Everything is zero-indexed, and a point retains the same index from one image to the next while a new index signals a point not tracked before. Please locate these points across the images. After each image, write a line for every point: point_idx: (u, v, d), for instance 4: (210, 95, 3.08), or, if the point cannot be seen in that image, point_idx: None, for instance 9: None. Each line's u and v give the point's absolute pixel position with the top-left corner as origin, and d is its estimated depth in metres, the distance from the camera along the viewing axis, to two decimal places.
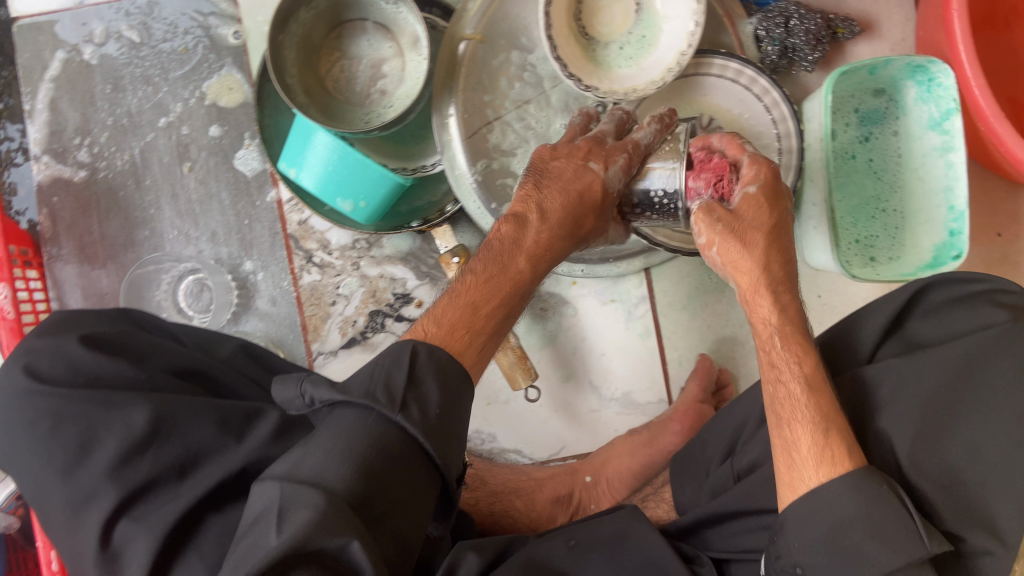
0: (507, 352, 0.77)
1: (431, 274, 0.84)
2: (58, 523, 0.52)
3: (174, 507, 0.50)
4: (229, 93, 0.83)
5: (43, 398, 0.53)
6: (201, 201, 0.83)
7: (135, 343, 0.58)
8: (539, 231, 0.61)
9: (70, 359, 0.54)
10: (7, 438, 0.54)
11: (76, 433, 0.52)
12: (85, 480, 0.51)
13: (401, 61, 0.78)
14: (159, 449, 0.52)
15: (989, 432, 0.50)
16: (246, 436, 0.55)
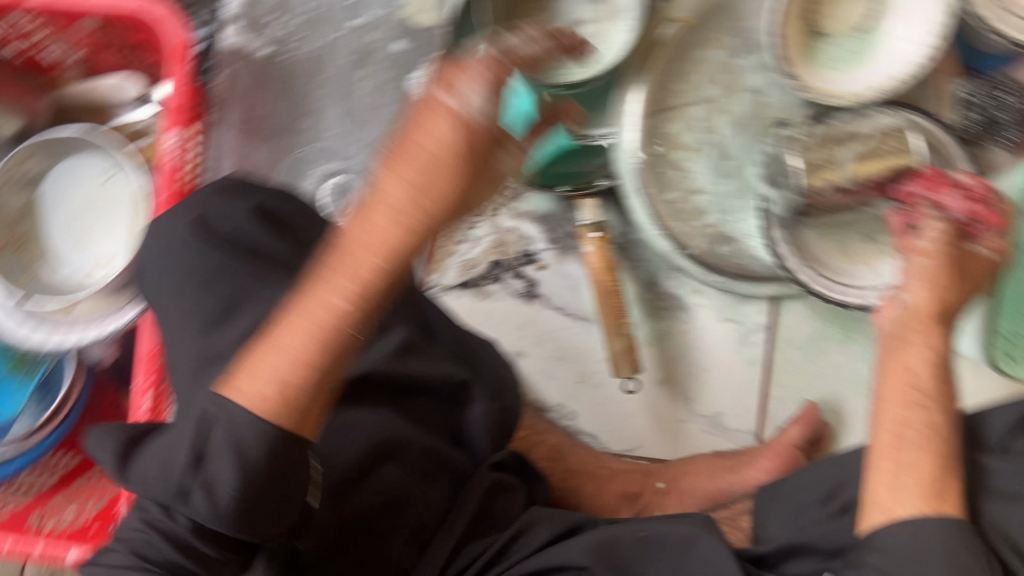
0: (620, 337, 0.76)
1: (561, 243, 0.84)
2: (181, 371, 0.53)
3: None
4: (424, 12, 0.83)
5: (207, 249, 0.55)
6: (367, 108, 0.84)
7: (299, 227, 0.60)
8: (380, 219, 0.48)
9: (240, 223, 0.56)
10: (161, 277, 0.56)
11: (224, 291, 0.53)
12: (218, 342, 0.52)
13: (602, 24, 0.76)
14: None
15: None
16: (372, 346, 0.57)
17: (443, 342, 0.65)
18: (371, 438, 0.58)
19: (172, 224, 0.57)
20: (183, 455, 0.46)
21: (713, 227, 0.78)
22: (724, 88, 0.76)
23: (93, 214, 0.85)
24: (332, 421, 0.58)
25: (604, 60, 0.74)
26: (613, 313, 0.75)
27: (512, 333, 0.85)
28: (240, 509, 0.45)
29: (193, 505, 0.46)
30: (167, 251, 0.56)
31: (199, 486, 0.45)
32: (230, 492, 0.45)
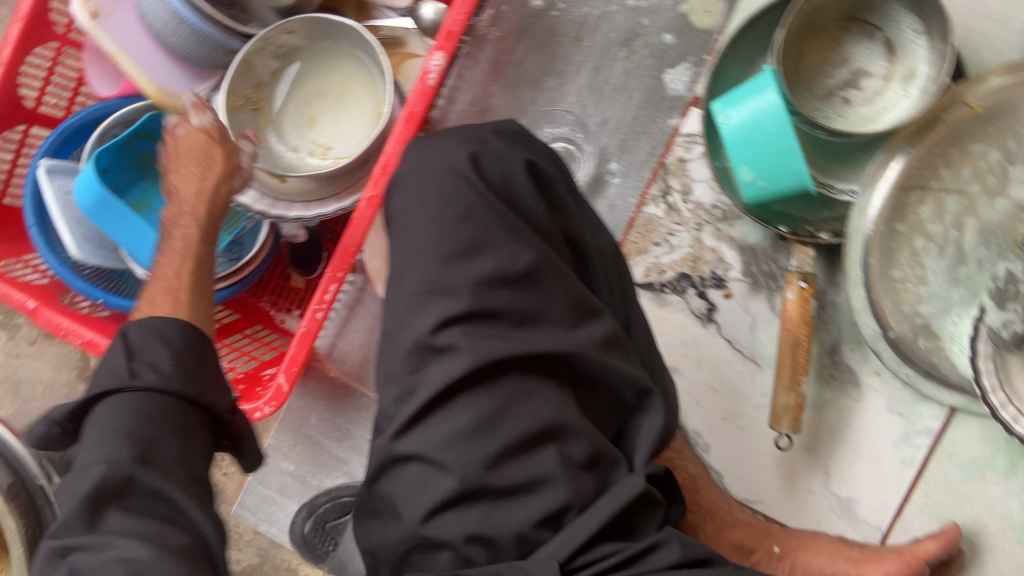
0: (791, 394, 0.74)
1: (755, 278, 0.82)
2: (406, 287, 0.56)
3: (507, 346, 0.53)
4: (703, 14, 0.83)
5: (468, 187, 0.55)
6: (614, 89, 0.85)
7: (559, 190, 0.59)
8: (187, 191, 0.69)
9: (510, 172, 0.57)
10: (418, 196, 0.57)
11: (471, 233, 0.54)
12: (454, 277, 0.54)
13: (884, 85, 0.75)
14: (519, 292, 0.55)
15: None
16: (585, 328, 0.56)
17: (645, 340, 0.63)
18: (545, 415, 0.54)
19: (445, 151, 0.57)
20: (123, 352, 0.57)
21: (920, 319, 0.75)
22: (989, 190, 0.70)
23: (326, 99, 0.91)
24: (513, 386, 0.55)
25: (875, 122, 0.74)
26: (792, 366, 0.74)
27: (674, 347, 0.84)
28: (186, 374, 0.57)
29: (140, 377, 0.55)
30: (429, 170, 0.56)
31: (140, 365, 0.56)
32: (171, 364, 0.57)
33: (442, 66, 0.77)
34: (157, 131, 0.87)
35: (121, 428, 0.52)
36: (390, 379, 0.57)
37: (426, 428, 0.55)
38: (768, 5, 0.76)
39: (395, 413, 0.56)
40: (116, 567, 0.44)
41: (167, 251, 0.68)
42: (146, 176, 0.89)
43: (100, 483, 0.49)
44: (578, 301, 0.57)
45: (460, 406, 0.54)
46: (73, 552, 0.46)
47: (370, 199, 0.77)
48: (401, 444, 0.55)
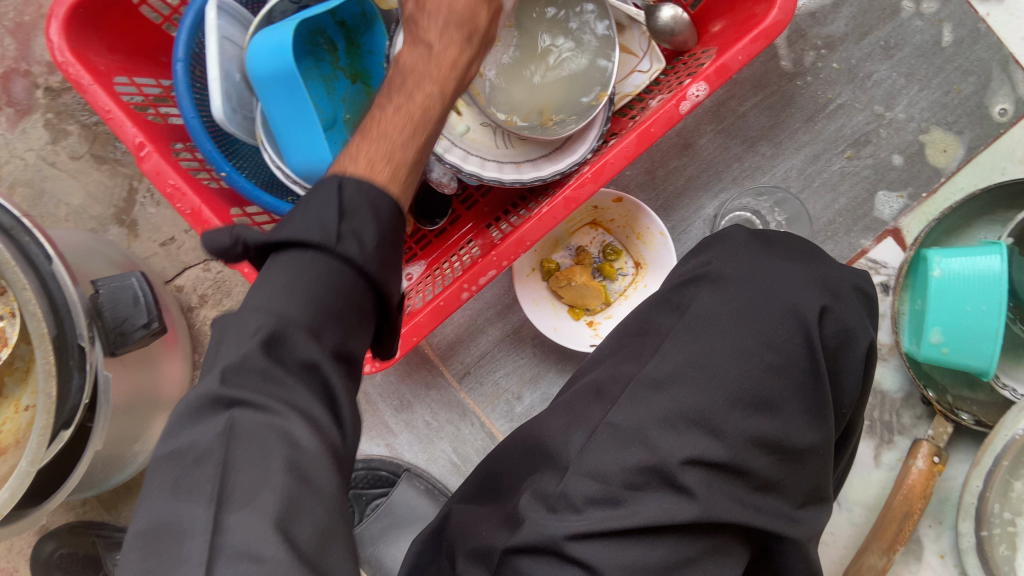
0: (882, 556, 0.74)
1: (874, 423, 0.81)
2: (673, 399, 0.52)
3: (740, 512, 0.49)
4: (938, 153, 0.80)
5: (801, 338, 0.53)
6: (824, 184, 0.80)
7: (865, 386, 0.57)
8: (438, 35, 0.48)
9: (846, 349, 0.54)
10: (743, 310, 0.54)
11: (774, 388, 0.52)
12: (731, 425, 0.51)
13: None
14: (776, 464, 0.52)
15: None
16: (803, 518, 0.53)
17: None
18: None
19: (798, 288, 0.55)
20: (333, 205, 0.42)
21: (1012, 527, 0.78)
22: None
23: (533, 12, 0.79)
24: (716, 547, 0.50)
25: None
26: (894, 533, 0.73)
27: None
28: (384, 262, 0.44)
29: (344, 248, 0.42)
30: (771, 301, 0.54)
31: (346, 234, 0.42)
32: (378, 245, 0.43)
33: (698, 98, 0.69)
34: (344, 10, 0.76)
35: (311, 295, 0.41)
36: (598, 475, 0.50)
37: (613, 547, 0.48)
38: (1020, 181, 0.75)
39: (582, 512, 0.49)
40: (278, 446, 0.36)
41: (388, 104, 0.48)
42: (311, 54, 0.75)
43: (275, 354, 0.39)
44: (814, 488, 0.54)
45: (660, 539, 0.48)
46: (237, 406, 0.37)
47: (567, 199, 0.69)
48: (575, 548, 0.48)
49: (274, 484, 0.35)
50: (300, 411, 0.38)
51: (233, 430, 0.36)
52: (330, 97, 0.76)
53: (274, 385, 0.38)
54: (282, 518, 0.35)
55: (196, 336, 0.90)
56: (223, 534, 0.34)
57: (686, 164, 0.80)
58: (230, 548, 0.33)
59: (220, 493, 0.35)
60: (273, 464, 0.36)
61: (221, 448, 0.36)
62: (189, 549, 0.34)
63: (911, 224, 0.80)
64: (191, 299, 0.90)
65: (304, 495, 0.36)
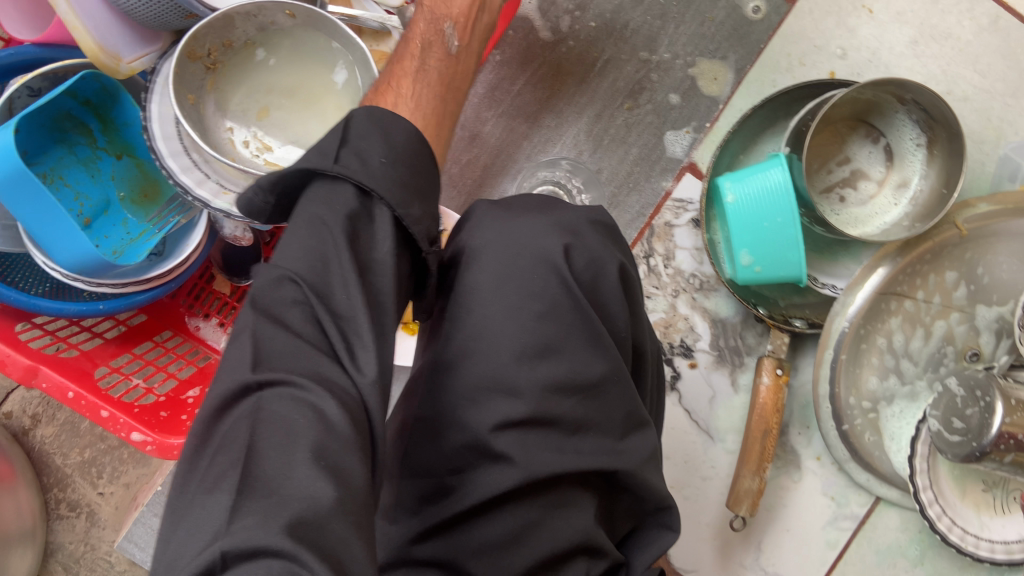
0: (754, 478, 0.75)
1: (721, 352, 0.83)
2: (462, 378, 0.50)
3: (562, 461, 0.49)
4: (710, 81, 0.82)
5: (558, 281, 0.51)
6: (613, 139, 0.82)
7: (636, 302, 0.57)
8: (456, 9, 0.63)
9: (605, 279, 0.54)
10: (499, 272, 0.51)
11: (550, 333, 0.50)
12: (523, 380, 0.49)
13: (876, 189, 0.78)
14: (583, 401, 0.51)
15: None
16: (628, 445, 0.53)
17: None
18: (583, 531, 0.51)
19: (538, 236, 0.53)
20: (335, 136, 0.45)
21: (871, 413, 0.81)
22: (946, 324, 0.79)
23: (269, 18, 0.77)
24: (552, 508, 0.50)
25: (863, 226, 0.77)
26: (761, 452, 0.75)
27: None
28: (397, 181, 0.44)
29: (343, 165, 0.43)
30: (517, 255, 0.52)
31: (348, 153, 0.44)
32: (382, 162, 0.44)
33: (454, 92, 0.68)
34: (83, 89, 0.72)
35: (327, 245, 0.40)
36: (426, 471, 0.50)
37: (453, 539, 0.49)
38: (785, 89, 0.77)
39: (418, 514, 0.50)
40: (306, 433, 0.33)
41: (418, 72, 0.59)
42: (61, 141, 0.73)
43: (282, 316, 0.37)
44: (631, 413, 0.54)
45: (500, 512, 0.49)
46: (267, 387, 0.34)
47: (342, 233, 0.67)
48: (421, 550, 0.49)
49: (306, 478, 0.31)
50: (331, 388, 0.35)
51: (262, 412, 0.33)
52: (96, 181, 0.75)
53: (305, 359, 0.36)
54: (304, 513, 0.30)
55: (38, 460, 0.85)
56: (241, 522, 0.30)
57: (479, 157, 0.81)
58: (246, 540, 0.29)
59: (246, 481, 0.31)
60: (301, 452, 0.32)
61: (248, 433, 0.33)
62: (205, 561, 0.29)
63: (703, 155, 0.82)
64: (24, 422, 0.85)
65: (342, 491, 0.32)
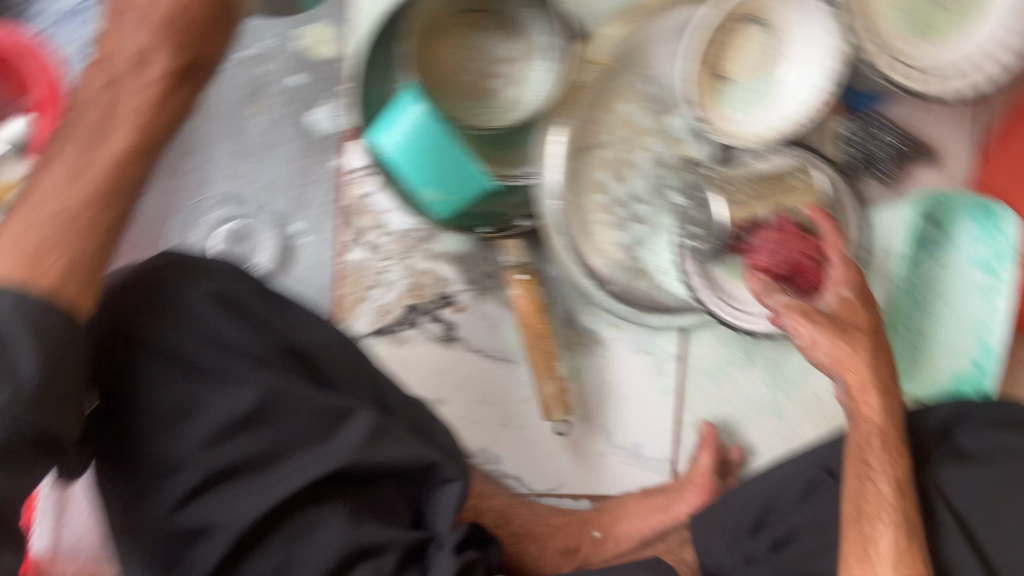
0: (551, 381, 0.75)
1: (479, 283, 0.81)
2: (134, 479, 0.53)
3: (258, 502, 0.52)
4: (321, 44, 0.78)
5: (162, 351, 0.53)
6: (261, 148, 0.78)
7: (267, 311, 0.59)
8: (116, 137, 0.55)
9: (211, 315, 0.55)
10: (111, 372, 0.53)
11: (180, 399, 0.53)
12: (179, 453, 0.52)
13: (516, 66, 0.76)
14: (253, 435, 0.53)
15: (1014, 505, 0.60)
16: (332, 441, 0.55)
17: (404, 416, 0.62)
18: (339, 540, 0.54)
19: (126, 319, 0.54)
20: None
21: (631, 262, 0.81)
22: (649, 153, 0.80)
23: None
24: (290, 535, 0.53)
25: (523, 105, 0.75)
26: (544, 357, 0.75)
27: (431, 379, 0.81)
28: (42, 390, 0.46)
29: None
30: (115, 346, 0.53)
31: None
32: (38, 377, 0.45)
33: None
34: None
35: None
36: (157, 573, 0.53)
37: None
38: (382, 19, 0.74)
39: None
40: None
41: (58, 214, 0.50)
42: None
43: None
44: (319, 413, 0.56)
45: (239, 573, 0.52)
46: None
47: None
48: None
49: None
50: None
51: None
52: None
53: None
54: None
55: None
56: None
57: (145, 233, 0.77)
58: None
59: None
60: None
61: None
62: None
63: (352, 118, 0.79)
64: None
65: None
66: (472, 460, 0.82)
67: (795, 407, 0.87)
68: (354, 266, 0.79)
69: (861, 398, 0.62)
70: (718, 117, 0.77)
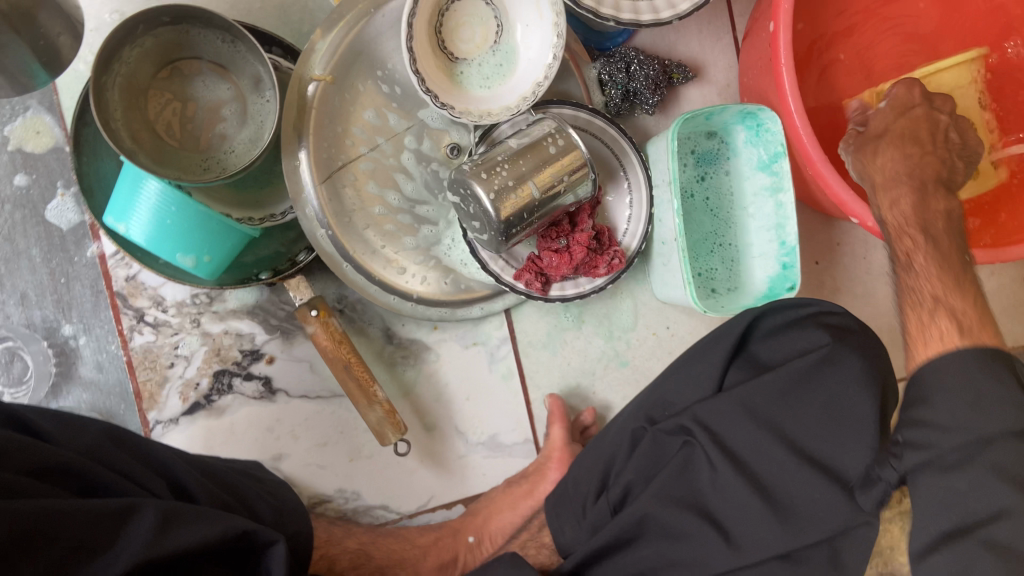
0: (374, 408, 0.73)
1: (281, 328, 0.79)
2: None
3: None
4: (36, 137, 0.74)
5: None
6: (7, 260, 0.74)
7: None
8: None
9: None
10: None
11: None
12: None
13: (242, 104, 0.73)
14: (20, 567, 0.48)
15: (813, 391, 0.61)
16: (115, 543, 0.52)
17: (197, 493, 0.60)
18: None
19: None
20: None
21: (429, 262, 0.80)
22: (412, 151, 0.77)
23: None
24: None
25: (259, 142, 0.73)
26: (359, 387, 0.73)
27: (264, 438, 0.78)
28: None
29: None
30: None
31: None
32: None
33: None
34: None
35: None
36: None
37: None
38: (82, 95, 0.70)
39: None
40: None
41: None
42: None
43: None
44: (92, 521, 0.52)
45: None
46: None
47: None
48: None
49: None
50: None
51: None
52: None
53: None
54: None
55: None
56: None
57: None
58: None
59: None
60: None
61: None
62: None
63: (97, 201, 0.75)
64: None
65: None
66: (331, 504, 0.80)
67: (637, 352, 0.87)
68: (144, 351, 0.76)
69: (885, 186, 0.62)
70: (462, 99, 0.76)
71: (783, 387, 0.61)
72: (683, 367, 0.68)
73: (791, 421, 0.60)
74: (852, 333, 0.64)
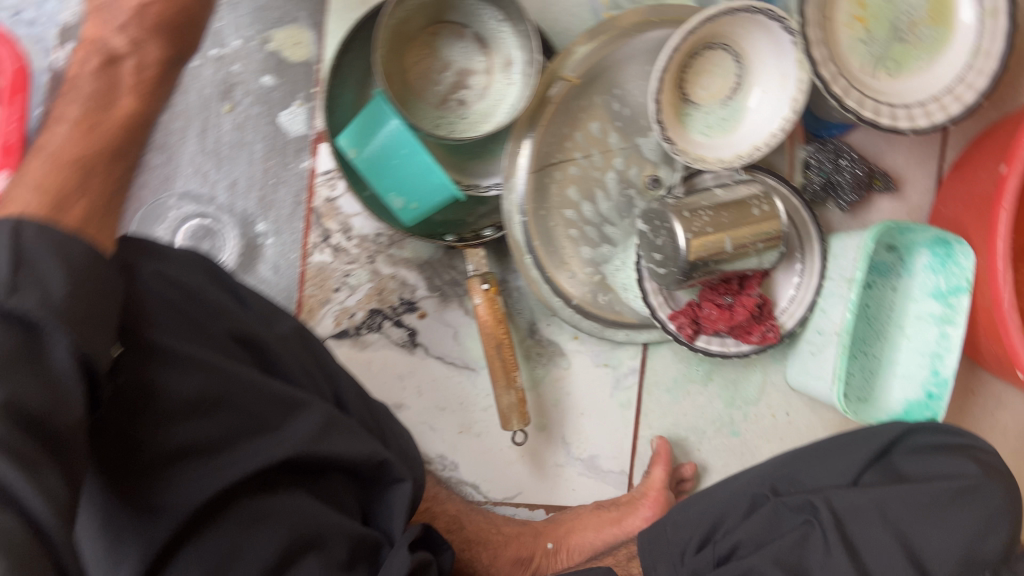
0: (510, 392, 0.76)
1: (442, 290, 0.82)
2: None
3: (217, 480, 0.48)
4: (294, 47, 0.79)
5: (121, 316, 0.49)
6: (231, 146, 0.80)
7: (213, 298, 0.57)
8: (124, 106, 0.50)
9: (166, 295, 0.53)
10: None
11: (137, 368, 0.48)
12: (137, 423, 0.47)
13: (487, 79, 0.78)
14: (210, 415, 0.50)
15: (948, 514, 0.62)
16: (284, 428, 0.54)
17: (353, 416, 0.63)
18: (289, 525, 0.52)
19: None
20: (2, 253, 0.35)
21: (597, 277, 0.82)
22: (618, 171, 0.80)
23: None
24: (237, 516, 0.50)
25: (492, 117, 0.77)
26: (503, 366, 0.76)
27: (392, 384, 0.82)
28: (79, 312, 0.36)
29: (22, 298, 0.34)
30: None
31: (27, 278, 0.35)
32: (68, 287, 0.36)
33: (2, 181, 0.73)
34: None
35: None
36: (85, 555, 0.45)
37: None
38: (355, 24, 0.75)
39: None
40: None
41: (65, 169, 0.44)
42: None
43: None
44: (274, 400, 0.54)
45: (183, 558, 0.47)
46: None
47: None
48: None
49: None
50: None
51: None
52: None
53: None
54: None
55: None
56: None
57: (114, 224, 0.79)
58: None
59: None
60: None
61: None
62: None
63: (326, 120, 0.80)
64: None
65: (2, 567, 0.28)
66: (429, 466, 0.83)
67: (751, 427, 0.88)
68: (317, 268, 0.80)
69: None
70: (682, 138, 0.79)
71: (920, 502, 0.62)
72: (815, 452, 0.70)
73: (915, 537, 0.61)
74: (1001, 475, 0.65)
